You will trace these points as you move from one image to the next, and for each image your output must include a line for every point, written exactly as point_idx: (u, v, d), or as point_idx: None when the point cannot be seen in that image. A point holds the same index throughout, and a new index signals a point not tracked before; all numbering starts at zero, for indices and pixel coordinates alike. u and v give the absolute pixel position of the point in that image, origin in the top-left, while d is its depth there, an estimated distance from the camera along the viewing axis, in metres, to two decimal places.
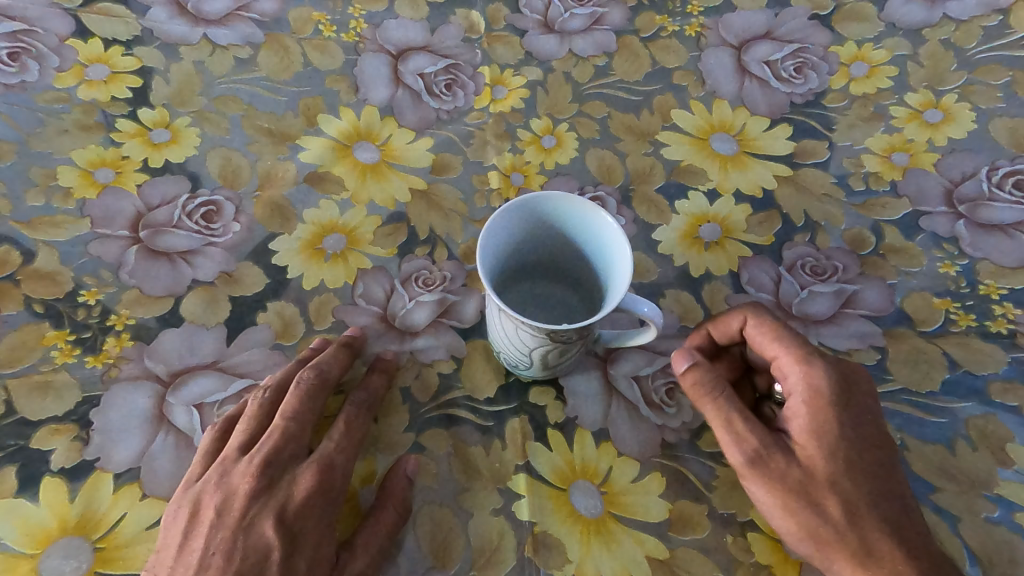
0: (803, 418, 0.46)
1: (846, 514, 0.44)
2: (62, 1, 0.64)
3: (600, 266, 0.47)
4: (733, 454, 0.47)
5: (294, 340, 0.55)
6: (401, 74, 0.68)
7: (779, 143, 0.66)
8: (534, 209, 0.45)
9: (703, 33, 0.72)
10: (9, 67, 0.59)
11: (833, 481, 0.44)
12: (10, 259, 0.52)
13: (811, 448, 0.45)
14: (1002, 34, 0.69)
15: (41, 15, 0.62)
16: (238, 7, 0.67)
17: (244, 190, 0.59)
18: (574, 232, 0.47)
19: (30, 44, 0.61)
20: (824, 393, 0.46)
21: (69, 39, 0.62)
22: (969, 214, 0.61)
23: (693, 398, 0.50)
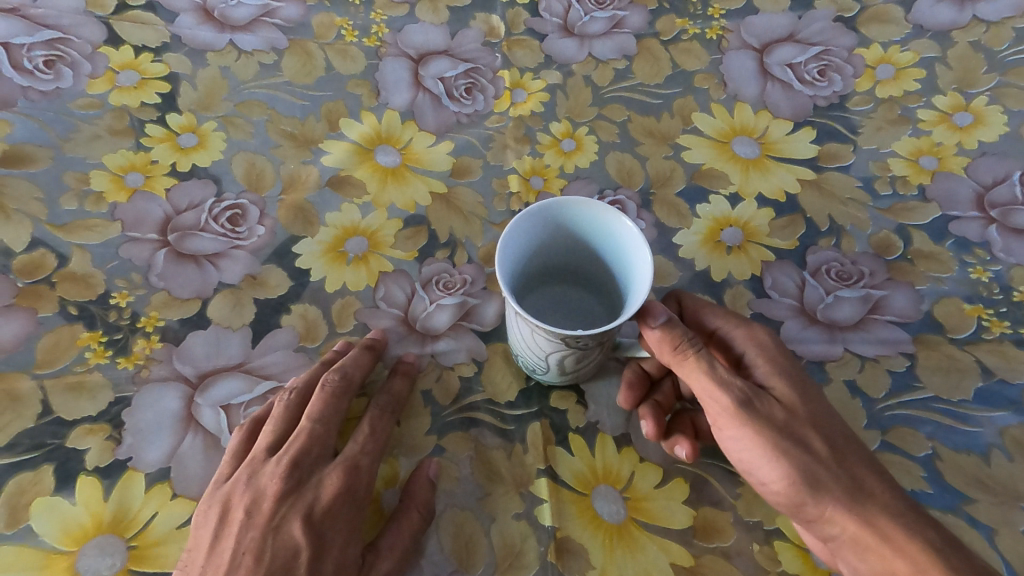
0: (767, 365, 0.48)
1: (832, 451, 0.44)
2: (94, 9, 0.65)
3: (618, 269, 0.47)
4: (721, 400, 0.45)
5: (317, 342, 0.55)
6: (422, 78, 0.68)
7: (802, 147, 0.65)
8: (552, 216, 0.45)
9: (724, 35, 0.71)
10: (44, 74, 0.61)
11: (811, 418, 0.45)
12: (46, 261, 0.53)
13: (785, 390, 0.47)
14: None
15: (74, 23, 0.64)
16: (262, 13, 0.68)
17: (268, 194, 0.60)
18: (592, 235, 0.47)
19: (65, 52, 0.62)
20: (775, 342, 0.49)
21: (101, 46, 0.63)
22: (1002, 219, 0.60)
23: (669, 353, 0.46)
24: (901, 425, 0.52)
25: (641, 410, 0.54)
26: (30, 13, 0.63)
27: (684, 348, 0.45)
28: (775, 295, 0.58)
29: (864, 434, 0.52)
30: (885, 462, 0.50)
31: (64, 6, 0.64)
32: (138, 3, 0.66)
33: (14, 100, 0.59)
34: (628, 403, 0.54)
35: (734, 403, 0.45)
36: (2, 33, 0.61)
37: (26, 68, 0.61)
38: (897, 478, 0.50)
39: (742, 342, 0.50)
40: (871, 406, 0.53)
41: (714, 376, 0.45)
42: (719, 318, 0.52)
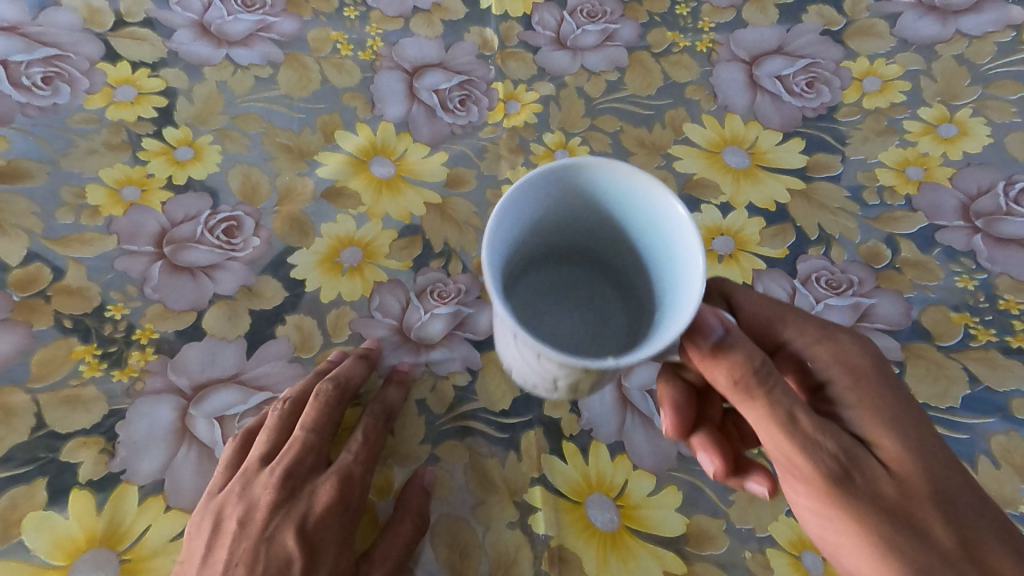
0: (866, 408, 0.40)
1: (955, 539, 0.37)
2: (92, 26, 0.65)
3: (649, 245, 0.39)
4: (808, 465, 0.38)
5: (312, 352, 0.56)
6: (416, 90, 0.69)
7: (792, 157, 0.66)
8: (563, 182, 0.36)
9: (714, 48, 0.72)
10: (42, 90, 0.61)
11: (927, 491, 0.38)
12: (42, 275, 0.54)
13: (894, 447, 0.39)
14: (1016, 49, 0.69)
15: (72, 40, 0.64)
16: (259, 27, 0.68)
17: (264, 206, 0.61)
18: (614, 205, 0.38)
19: (63, 68, 0.62)
20: (875, 373, 0.41)
21: (99, 62, 0.63)
22: (987, 229, 0.60)
23: (733, 389, 0.39)
24: None
25: (696, 439, 0.49)
26: (29, 31, 0.63)
27: (748, 386, 0.38)
28: None
29: None
30: None
31: (62, 23, 0.65)
32: (136, 18, 0.66)
33: (11, 116, 0.60)
34: (678, 433, 0.49)
35: (823, 469, 0.38)
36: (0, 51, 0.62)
37: (24, 85, 0.61)
38: None
39: (836, 371, 0.42)
40: None
41: (794, 431, 0.38)
42: (800, 335, 0.44)
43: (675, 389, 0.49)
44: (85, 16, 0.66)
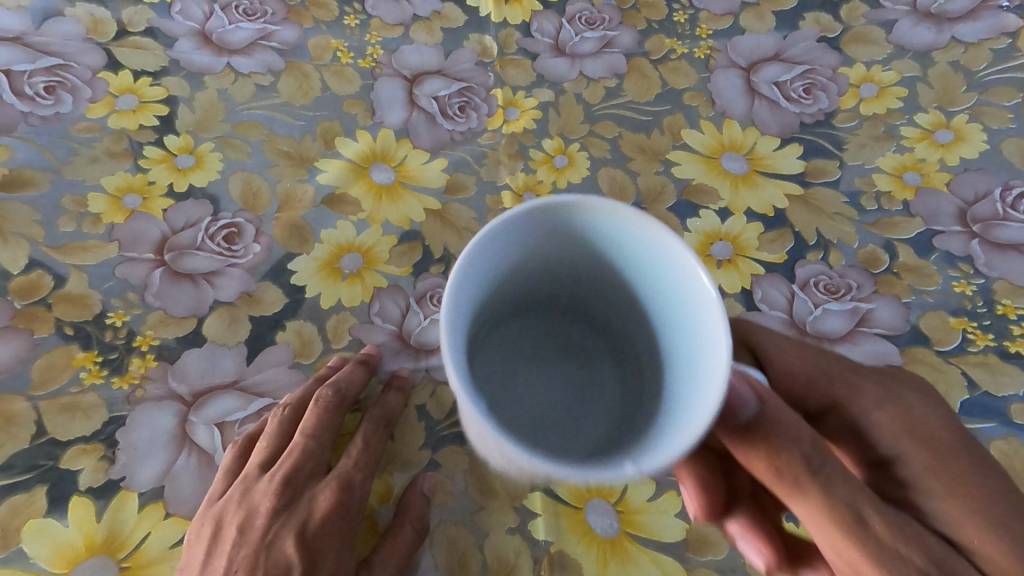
0: (941, 492, 0.39)
1: None
2: (95, 36, 0.66)
3: (641, 283, 0.37)
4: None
5: (312, 358, 0.56)
6: (416, 97, 0.69)
7: (790, 163, 0.67)
8: (536, 223, 0.35)
9: (712, 55, 0.73)
10: (45, 100, 0.61)
11: None
12: (43, 283, 0.54)
13: (983, 544, 0.37)
14: (1011, 57, 0.69)
15: (75, 50, 0.65)
16: (260, 36, 0.69)
17: (264, 213, 0.61)
18: (597, 245, 0.37)
19: (66, 78, 0.63)
20: (947, 449, 0.40)
21: (101, 71, 0.64)
22: (984, 234, 0.61)
23: (783, 484, 0.37)
24: None
25: (734, 522, 0.48)
26: (33, 42, 0.64)
27: (797, 479, 0.36)
28: (765, 307, 0.59)
29: None
30: None
31: (65, 33, 0.65)
32: (138, 27, 0.67)
33: (14, 125, 0.60)
34: (709, 515, 0.48)
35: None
36: (4, 61, 0.62)
37: (28, 95, 0.61)
38: None
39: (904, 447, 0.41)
40: None
41: (862, 533, 0.36)
42: (866, 405, 0.43)
43: (698, 469, 0.45)
44: (89, 26, 0.66)
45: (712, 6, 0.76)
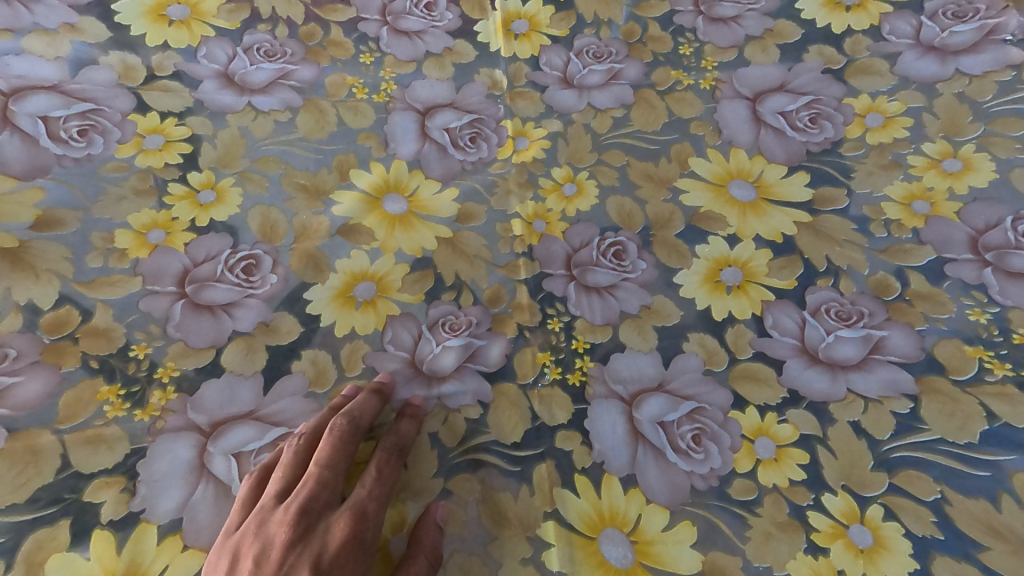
0: None
1: None
2: (126, 80, 0.68)
3: None
4: None
5: (327, 387, 0.57)
6: (428, 129, 0.71)
7: (796, 191, 0.68)
8: None
9: (718, 86, 0.74)
10: (77, 142, 0.64)
11: None
12: (71, 318, 0.55)
13: None
14: (1017, 88, 0.69)
15: (107, 94, 0.67)
16: (279, 75, 0.71)
17: (282, 244, 0.63)
18: None
19: (98, 121, 0.65)
20: None
21: (130, 113, 0.66)
22: (997, 262, 0.60)
23: None
24: (908, 468, 0.53)
25: None
26: (69, 89, 0.66)
27: None
28: (776, 334, 0.61)
29: (870, 477, 0.53)
30: (894, 506, 0.51)
31: (98, 79, 0.67)
32: (166, 71, 0.69)
33: (50, 167, 0.62)
34: None
35: None
36: (41, 108, 0.64)
37: (61, 138, 0.63)
38: (906, 523, 0.50)
39: None
40: (876, 448, 0.54)
41: None
42: None
43: None
44: (120, 72, 0.68)
45: (718, 38, 0.77)
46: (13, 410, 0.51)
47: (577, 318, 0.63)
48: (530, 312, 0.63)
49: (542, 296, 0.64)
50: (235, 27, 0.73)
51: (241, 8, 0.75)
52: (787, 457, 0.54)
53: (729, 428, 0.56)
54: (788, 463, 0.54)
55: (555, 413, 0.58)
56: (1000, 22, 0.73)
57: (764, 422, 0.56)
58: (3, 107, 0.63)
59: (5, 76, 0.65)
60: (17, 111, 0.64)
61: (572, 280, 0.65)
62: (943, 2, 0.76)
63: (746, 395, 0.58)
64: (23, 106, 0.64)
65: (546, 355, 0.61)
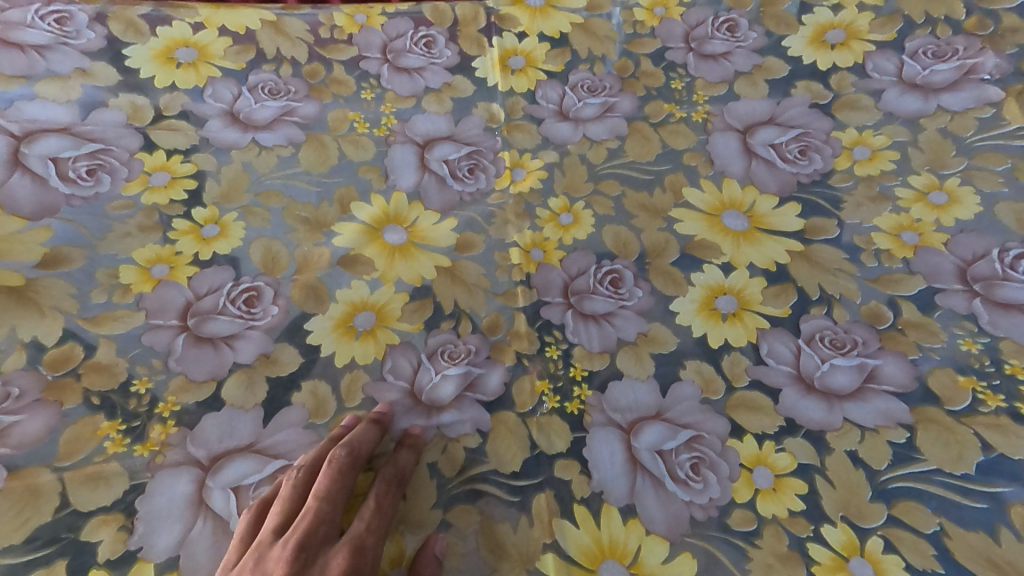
0: None
1: None
2: (134, 120, 0.70)
3: None
4: None
5: (326, 418, 0.57)
6: (427, 161, 0.73)
7: (788, 220, 0.69)
8: None
9: (709, 118, 0.76)
10: (85, 181, 0.65)
11: None
12: (74, 354, 0.56)
13: None
14: (998, 124, 0.71)
15: (116, 134, 0.69)
16: (283, 112, 0.73)
17: (283, 275, 0.64)
18: None
19: (106, 160, 0.67)
20: None
21: (138, 152, 0.68)
22: (986, 292, 0.62)
23: None
24: (906, 498, 0.53)
25: None
26: (80, 130, 0.68)
27: None
28: (772, 362, 0.61)
29: (869, 508, 0.53)
30: (894, 538, 0.51)
31: (107, 120, 0.69)
32: (173, 111, 0.71)
33: (58, 206, 0.64)
34: None
35: None
36: (52, 149, 0.66)
37: (70, 178, 0.65)
38: (906, 555, 0.50)
39: None
40: (873, 478, 0.54)
41: None
42: None
43: None
44: (129, 112, 0.70)
45: (708, 73, 0.79)
46: (14, 449, 0.51)
47: (575, 346, 0.63)
48: (529, 340, 0.64)
49: (540, 325, 0.64)
50: (241, 68, 0.76)
51: (246, 48, 0.77)
52: (785, 487, 0.54)
53: (727, 457, 0.56)
54: (786, 493, 0.54)
55: (554, 441, 0.58)
56: (978, 62, 0.75)
57: (762, 451, 0.57)
58: (15, 150, 0.65)
59: (18, 120, 0.67)
60: (28, 153, 0.65)
61: (569, 307, 0.65)
62: (924, 41, 0.78)
63: (743, 423, 0.58)
64: (34, 148, 0.66)
65: (544, 384, 0.61)
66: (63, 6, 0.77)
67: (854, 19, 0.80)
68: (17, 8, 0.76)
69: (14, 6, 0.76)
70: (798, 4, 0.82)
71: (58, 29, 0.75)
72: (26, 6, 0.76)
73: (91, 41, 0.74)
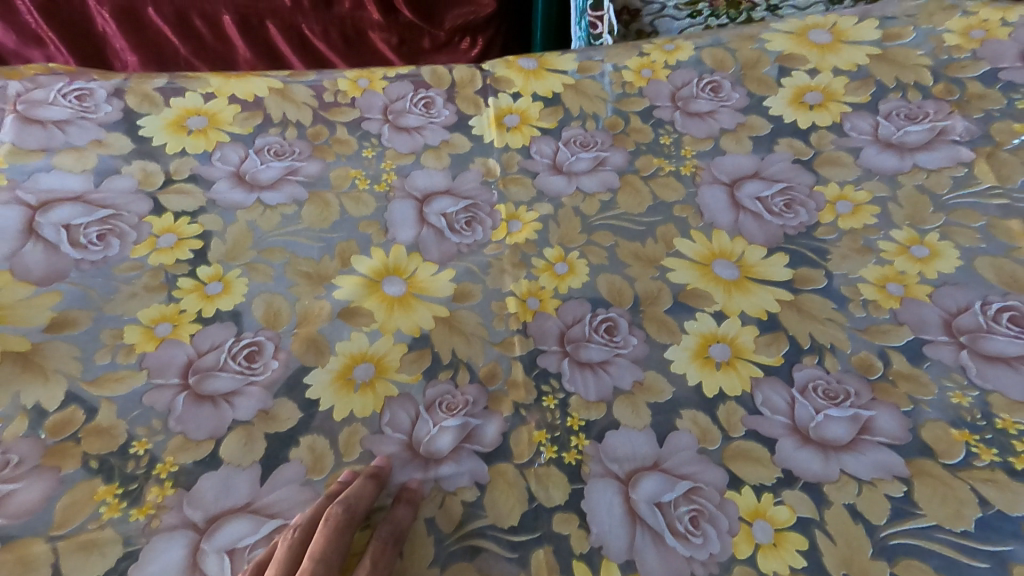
0: None
1: None
2: (145, 185, 0.73)
3: None
4: None
5: (324, 474, 0.57)
6: (426, 214, 0.76)
7: (777, 270, 0.71)
8: None
9: (697, 172, 0.79)
10: (95, 246, 0.67)
11: None
12: (75, 418, 0.56)
13: None
14: (971, 183, 0.74)
15: (127, 200, 0.71)
16: (287, 172, 0.76)
17: (284, 329, 0.65)
18: None
19: (116, 225, 0.69)
20: None
21: (146, 215, 0.70)
22: (972, 345, 0.63)
23: None
24: (909, 556, 0.52)
25: None
26: (92, 197, 0.71)
27: None
28: (767, 411, 0.62)
29: (872, 565, 0.52)
30: None
31: (119, 187, 0.72)
32: (182, 175, 0.74)
33: (67, 271, 0.65)
34: None
35: None
36: (65, 217, 0.68)
37: (81, 243, 0.67)
38: None
39: None
40: (874, 533, 0.54)
41: None
42: None
43: None
44: (140, 178, 0.73)
45: (695, 130, 0.82)
46: (10, 519, 0.51)
47: (571, 395, 0.64)
48: (526, 390, 0.64)
49: (537, 373, 0.65)
50: (249, 132, 0.79)
51: (254, 114, 0.81)
52: (786, 542, 0.54)
53: (726, 510, 0.56)
54: (787, 548, 0.54)
55: (552, 494, 0.58)
56: (948, 124, 0.78)
57: (760, 503, 0.56)
58: (30, 220, 0.68)
59: (35, 191, 0.70)
60: (42, 222, 0.68)
61: (565, 356, 0.66)
62: (896, 104, 0.81)
63: (741, 474, 0.58)
64: (48, 217, 0.68)
65: (541, 434, 0.61)
66: (83, 83, 0.81)
67: (830, 83, 0.84)
68: (41, 88, 0.80)
69: (38, 86, 0.80)
70: (777, 67, 0.86)
71: (78, 104, 0.78)
72: (49, 86, 0.80)
73: (108, 114, 0.78)
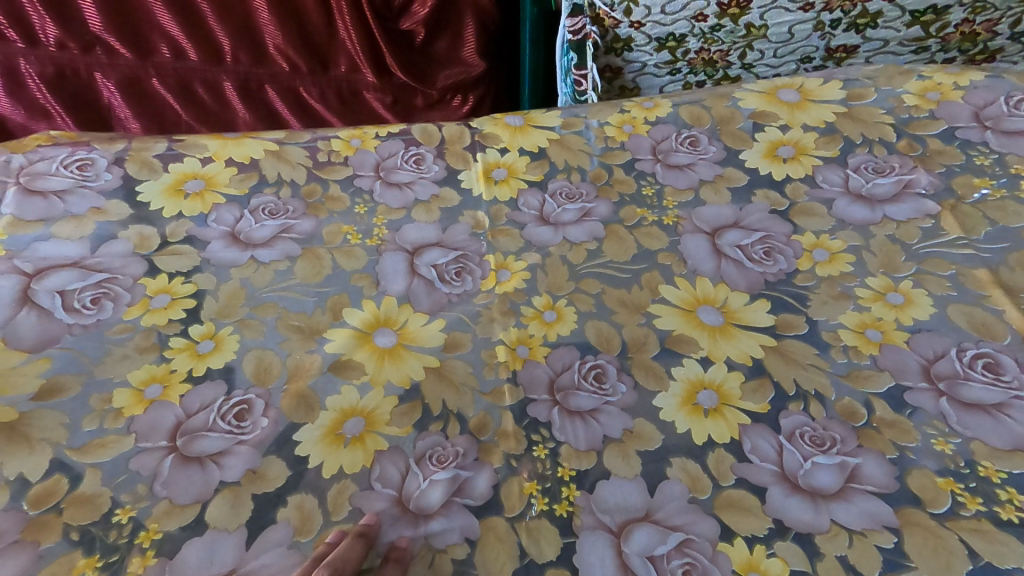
0: None
1: None
2: (140, 247, 0.74)
3: None
4: None
5: (311, 535, 0.56)
6: (416, 266, 0.77)
7: (760, 316, 0.73)
8: None
9: (679, 222, 0.82)
10: (88, 310, 0.68)
11: None
12: (58, 487, 0.56)
13: None
14: (939, 233, 0.77)
15: (122, 264, 0.72)
16: (281, 230, 0.78)
17: (274, 385, 0.65)
18: None
19: (110, 288, 0.70)
20: None
21: (141, 277, 0.71)
22: (950, 392, 0.64)
23: None
24: None
25: None
26: (88, 263, 0.72)
27: None
28: (755, 459, 0.62)
29: None
30: None
31: (115, 252, 0.74)
32: (178, 237, 0.76)
33: (59, 337, 0.66)
34: None
35: None
36: (60, 283, 0.70)
37: (74, 308, 0.68)
38: None
39: None
40: None
41: None
42: None
43: None
44: (136, 240, 0.75)
45: (675, 181, 0.86)
46: None
47: (562, 445, 0.64)
48: (516, 440, 0.64)
49: (527, 423, 0.66)
50: (244, 192, 0.81)
51: (251, 175, 0.83)
52: None
53: (719, 563, 0.56)
54: None
55: (543, 549, 0.57)
56: (914, 177, 0.82)
57: (753, 555, 0.56)
58: (26, 288, 0.69)
59: (32, 259, 0.72)
60: (37, 290, 0.69)
61: (555, 405, 0.67)
62: (864, 158, 0.85)
63: (732, 525, 0.58)
64: (43, 284, 0.69)
65: (532, 485, 0.61)
66: (85, 153, 0.83)
67: (801, 138, 0.88)
68: (44, 159, 0.82)
69: (41, 158, 0.83)
70: (751, 123, 0.91)
71: (79, 174, 0.81)
72: (51, 157, 0.83)
73: (108, 181, 0.80)
